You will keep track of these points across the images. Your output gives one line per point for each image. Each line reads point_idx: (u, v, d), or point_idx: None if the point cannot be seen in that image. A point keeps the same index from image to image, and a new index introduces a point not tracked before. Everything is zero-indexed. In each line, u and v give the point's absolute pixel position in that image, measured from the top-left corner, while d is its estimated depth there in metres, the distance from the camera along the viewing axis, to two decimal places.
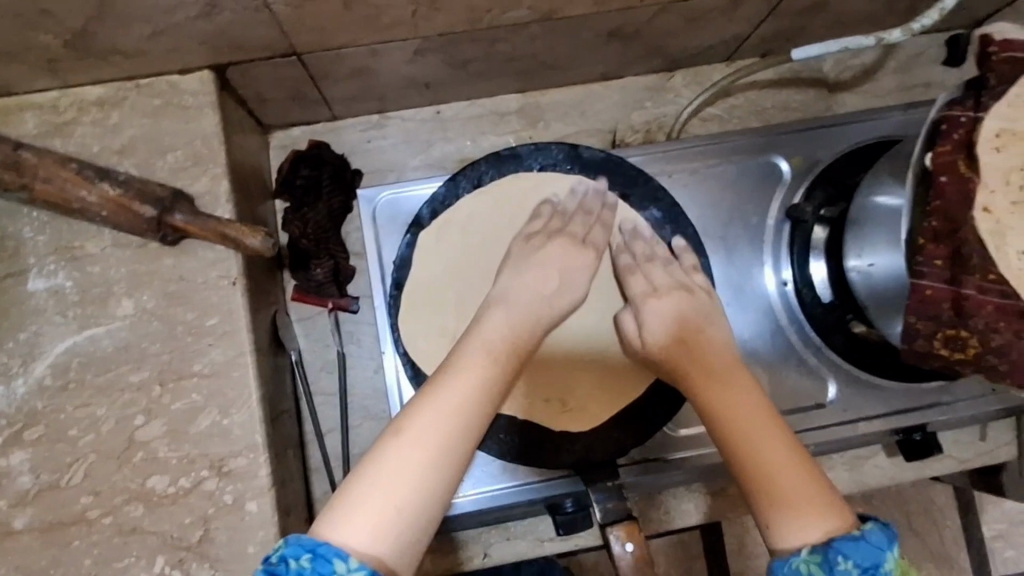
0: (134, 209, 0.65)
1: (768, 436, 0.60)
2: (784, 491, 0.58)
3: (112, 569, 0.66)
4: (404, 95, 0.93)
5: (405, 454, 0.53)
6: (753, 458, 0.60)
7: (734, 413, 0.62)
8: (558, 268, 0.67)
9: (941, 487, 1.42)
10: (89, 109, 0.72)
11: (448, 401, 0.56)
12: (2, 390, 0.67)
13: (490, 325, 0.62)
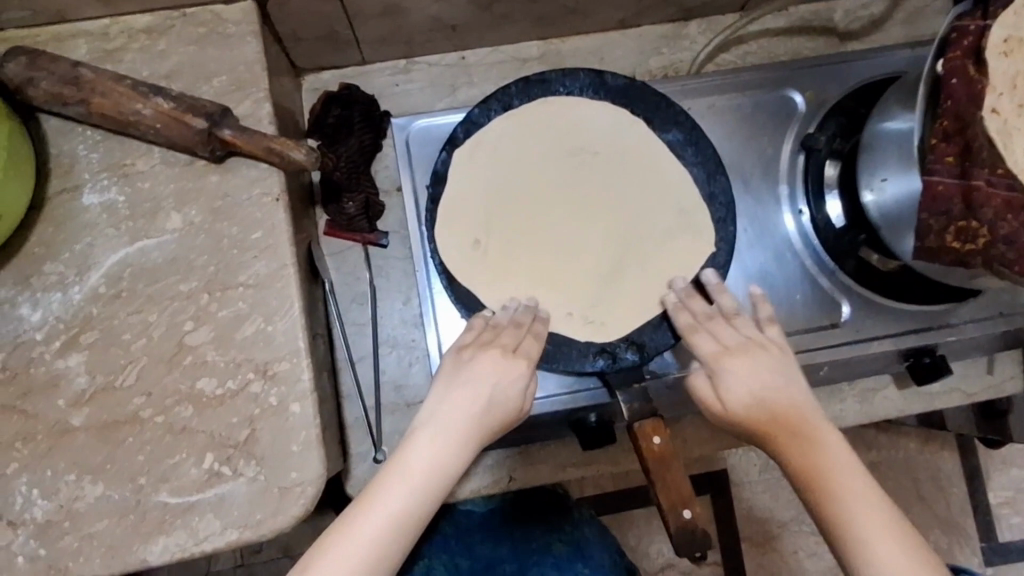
0: (185, 120, 0.69)
1: (849, 479, 0.58)
2: (872, 538, 0.55)
3: (162, 467, 0.69)
4: (431, 39, 0.96)
5: (343, 544, 0.55)
6: (839, 506, 0.57)
7: (809, 460, 0.60)
8: (483, 388, 0.63)
9: (948, 455, 1.45)
10: (137, 37, 0.76)
11: (395, 497, 0.57)
12: (59, 297, 0.71)
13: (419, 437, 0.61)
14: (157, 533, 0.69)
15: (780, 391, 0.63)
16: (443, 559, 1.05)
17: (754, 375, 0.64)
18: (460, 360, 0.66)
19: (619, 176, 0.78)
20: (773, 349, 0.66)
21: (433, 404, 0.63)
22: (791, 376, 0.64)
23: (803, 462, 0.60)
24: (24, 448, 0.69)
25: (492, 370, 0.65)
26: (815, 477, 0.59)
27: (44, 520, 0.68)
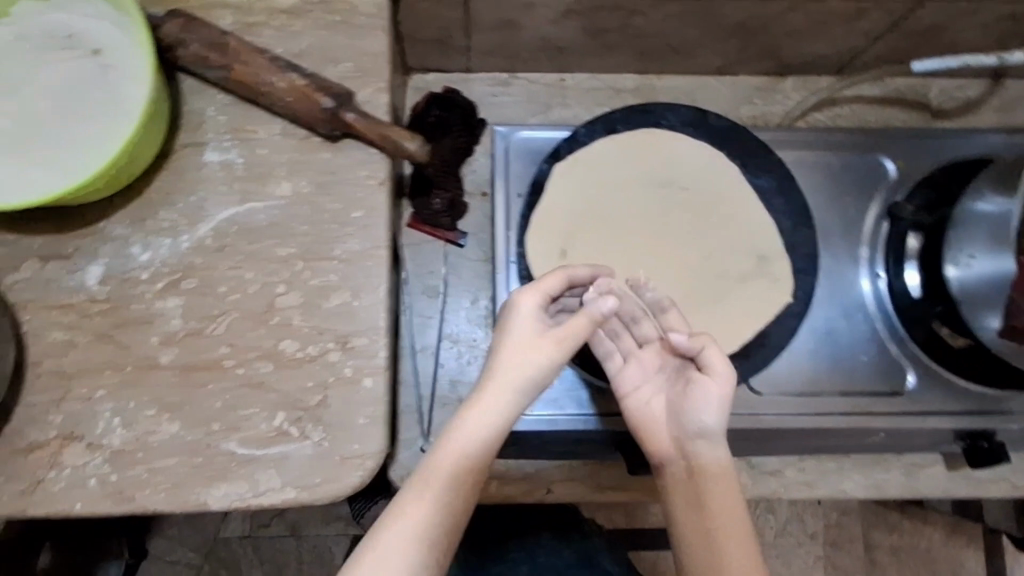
0: (314, 99, 0.73)
1: (730, 503, 0.67)
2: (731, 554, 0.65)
3: (235, 417, 0.73)
4: (536, 58, 0.99)
5: (428, 483, 0.64)
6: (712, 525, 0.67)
7: (708, 480, 0.68)
8: (557, 337, 0.68)
9: (973, 552, 1.41)
10: (276, 16, 0.81)
11: (478, 437, 0.66)
12: (168, 242, 0.76)
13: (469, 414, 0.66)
14: (220, 478, 0.71)
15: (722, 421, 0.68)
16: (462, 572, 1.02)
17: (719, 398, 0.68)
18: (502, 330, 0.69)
19: (707, 213, 0.78)
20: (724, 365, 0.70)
21: (506, 345, 0.68)
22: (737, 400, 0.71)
23: (699, 477, 0.68)
24: (113, 376, 0.73)
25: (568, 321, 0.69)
26: (696, 494, 0.68)
27: (119, 447, 0.72)
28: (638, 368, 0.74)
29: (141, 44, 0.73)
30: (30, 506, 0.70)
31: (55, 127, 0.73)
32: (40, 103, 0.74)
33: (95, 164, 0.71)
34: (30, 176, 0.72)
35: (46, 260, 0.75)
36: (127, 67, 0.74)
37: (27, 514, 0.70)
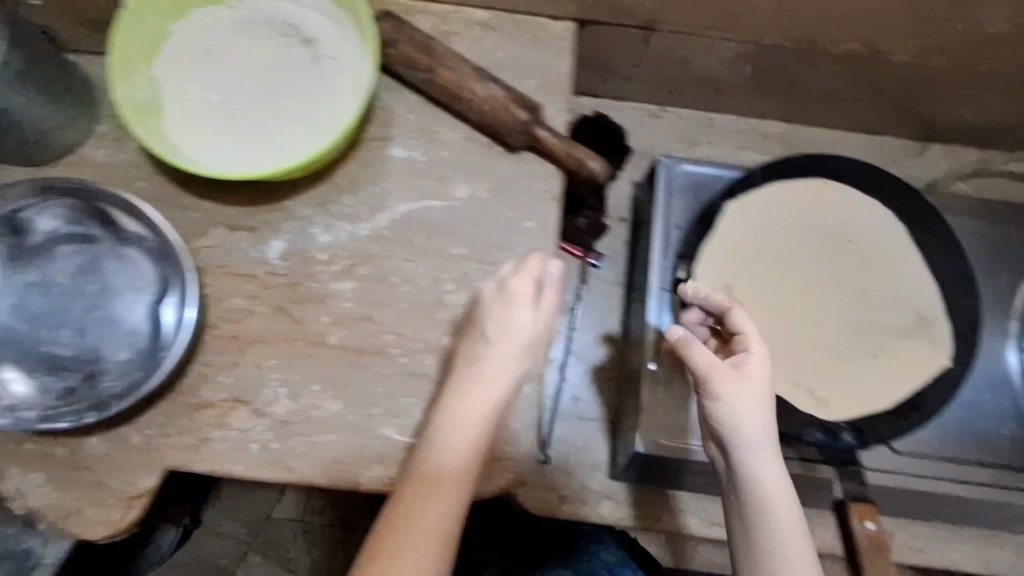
0: (511, 110, 0.75)
1: (783, 507, 0.64)
2: (781, 555, 0.63)
3: (395, 402, 0.75)
4: (691, 95, 1.01)
5: (431, 479, 0.69)
6: (758, 532, 0.64)
7: (761, 487, 0.64)
8: (501, 319, 0.74)
9: None
10: (472, 27, 0.84)
11: (468, 430, 0.71)
12: (348, 228, 0.79)
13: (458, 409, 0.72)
14: (374, 460, 0.74)
15: (751, 420, 0.65)
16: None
17: (737, 392, 0.65)
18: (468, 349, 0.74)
19: (871, 267, 0.79)
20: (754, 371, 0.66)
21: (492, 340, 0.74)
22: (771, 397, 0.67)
23: (748, 488, 0.64)
24: (285, 348, 0.76)
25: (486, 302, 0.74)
26: (747, 504, 0.65)
27: (283, 418, 0.75)
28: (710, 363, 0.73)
29: (364, 42, 0.75)
30: (196, 461, 0.74)
31: (261, 109, 0.75)
32: (250, 82, 0.76)
33: (297, 151, 0.74)
34: (228, 151, 0.74)
35: (234, 230, 0.78)
36: (342, 62, 0.76)
37: (191, 468, 0.74)
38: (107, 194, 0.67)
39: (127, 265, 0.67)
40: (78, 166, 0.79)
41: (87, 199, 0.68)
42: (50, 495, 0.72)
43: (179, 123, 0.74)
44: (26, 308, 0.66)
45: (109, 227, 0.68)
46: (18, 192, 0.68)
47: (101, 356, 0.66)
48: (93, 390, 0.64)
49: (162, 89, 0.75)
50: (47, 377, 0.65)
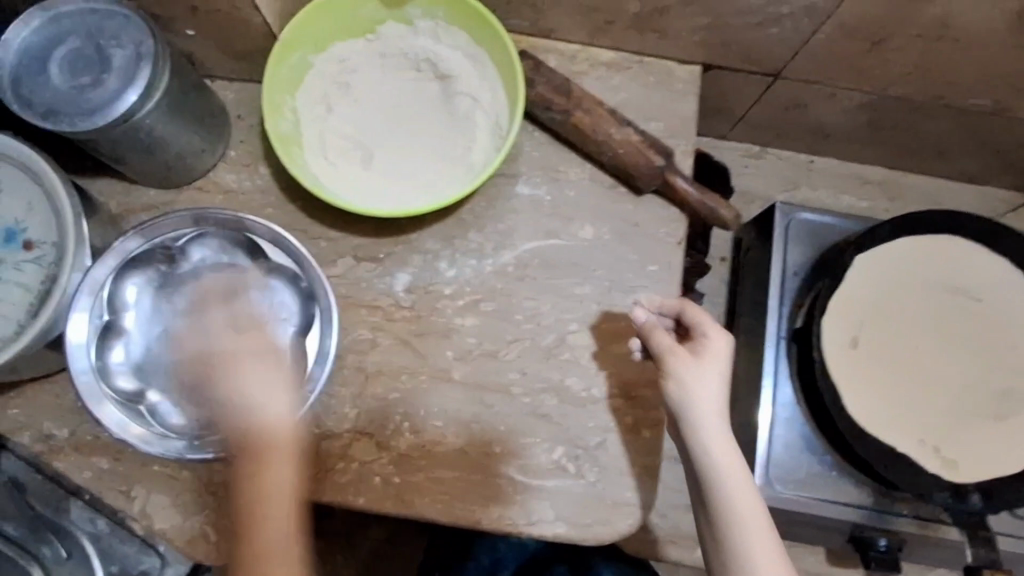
0: (649, 154, 0.76)
1: (746, 505, 0.64)
2: (746, 538, 0.63)
3: (518, 442, 0.75)
4: (798, 138, 1.00)
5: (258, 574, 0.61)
6: (724, 520, 0.64)
7: (723, 487, 0.65)
8: (258, 377, 0.64)
9: None
10: (598, 68, 0.84)
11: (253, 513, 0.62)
12: (473, 264, 0.79)
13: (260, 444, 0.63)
14: (497, 500, 0.74)
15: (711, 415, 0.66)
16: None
17: (700, 386, 0.66)
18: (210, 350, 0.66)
19: (1005, 328, 0.77)
20: (710, 351, 0.67)
21: (228, 386, 0.63)
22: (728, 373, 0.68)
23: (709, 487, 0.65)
24: (408, 381, 0.76)
25: (246, 340, 0.65)
26: (709, 501, 0.65)
27: (405, 452, 0.75)
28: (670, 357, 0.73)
29: (504, 85, 0.76)
30: (318, 491, 0.74)
31: (394, 146, 0.77)
32: (384, 118, 0.78)
33: (429, 190, 0.75)
34: (361, 185, 0.76)
35: (360, 261, 0.79)
36: (479, 103, 0.77)
37: (314, 498, 0.74)
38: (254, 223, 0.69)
39: (266, 295, 0.68)
40: (211, 191, 0.80)
41: (239, 229, 0.69)
42: (176, 518, 0.73)
43: (315, 154, 0.76)
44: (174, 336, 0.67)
45: (252, 255, 0.70)
46: (169, 220, 0.69)
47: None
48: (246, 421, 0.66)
49: (302, 121, 0.77)
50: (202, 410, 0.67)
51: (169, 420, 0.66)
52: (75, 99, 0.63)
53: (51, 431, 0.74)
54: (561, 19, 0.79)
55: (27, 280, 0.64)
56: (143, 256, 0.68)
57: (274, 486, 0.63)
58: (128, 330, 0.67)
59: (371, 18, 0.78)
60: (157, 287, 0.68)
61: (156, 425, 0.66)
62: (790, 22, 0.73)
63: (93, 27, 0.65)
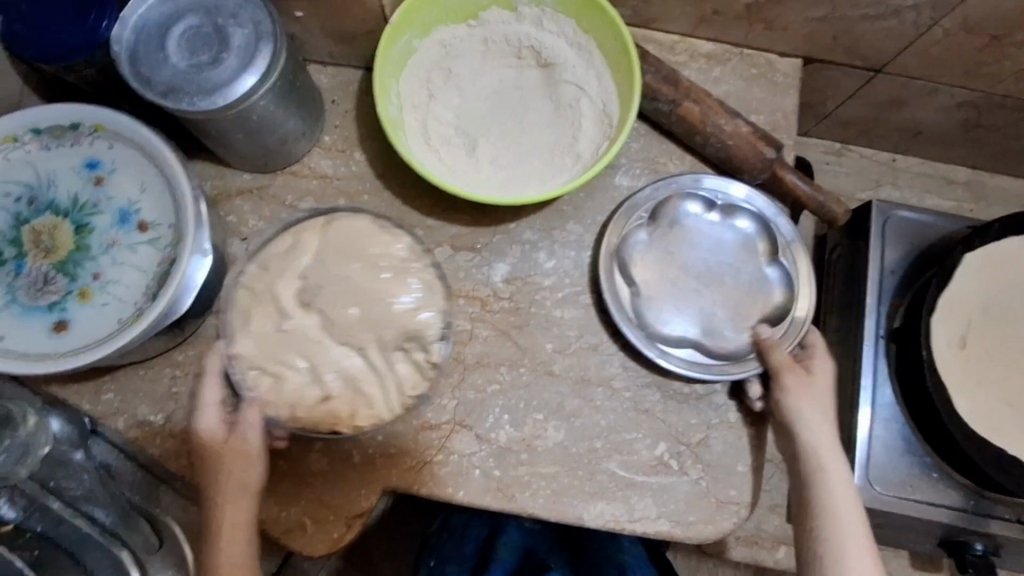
0: (757, 145, 0.75)
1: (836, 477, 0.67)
2: (841, 517, 0.66)
3: (619, 439, 0.73)
4: (886, 136, 1.00)
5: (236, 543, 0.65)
6: (818, 503, 0.67)
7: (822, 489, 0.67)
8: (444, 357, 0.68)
9: None
10: (698, 59, 0.83)
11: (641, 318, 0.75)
12: (572, 255, 0.78)
13: (230, 460, 0.65)
14: (598, 496, 0.72)
15: (821, 426, 0.69)
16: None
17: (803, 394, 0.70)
18: (231, 449, 0.65)
19: None
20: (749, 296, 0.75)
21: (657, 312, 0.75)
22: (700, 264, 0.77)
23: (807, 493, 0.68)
24: (508, 373, 0.75)
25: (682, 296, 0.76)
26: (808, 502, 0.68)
27: (505, 445, 0.73)
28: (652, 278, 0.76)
29: (615, 75, 0.75)
30: (417, 485, 0.72)
31: (498, 134, 0.76)
32: (489, 107, 0.77)
33: (535, 181, 0.74)
34: (465, 173, 0.75)
35: (458, 250, 0.77)
36: (586, 93, 0.76)
37: (413, 491, 0.72)
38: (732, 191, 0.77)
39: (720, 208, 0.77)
40: (306, 176, 0.79)
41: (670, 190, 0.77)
42: (274, 508, 0.71)
43: (419, 142, 0.75)
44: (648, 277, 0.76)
45: (660, 203, 0.77)
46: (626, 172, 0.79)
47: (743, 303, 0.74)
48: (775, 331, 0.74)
49: (406, 107, 0.76)
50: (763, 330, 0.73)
51: (727, 342, 0.74)
52: (195, 78, 0.62)
53: (145, 415, 0.72)
54: (668, 7, 0.78)
55: (141, 261, 0.63)
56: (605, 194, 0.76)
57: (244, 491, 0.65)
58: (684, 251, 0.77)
59: (476, 3, 0.76)
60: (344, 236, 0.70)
61: (713, 345, 0.74)
62: (909, 14, 0.72)
63: (212, 6, 0.64)
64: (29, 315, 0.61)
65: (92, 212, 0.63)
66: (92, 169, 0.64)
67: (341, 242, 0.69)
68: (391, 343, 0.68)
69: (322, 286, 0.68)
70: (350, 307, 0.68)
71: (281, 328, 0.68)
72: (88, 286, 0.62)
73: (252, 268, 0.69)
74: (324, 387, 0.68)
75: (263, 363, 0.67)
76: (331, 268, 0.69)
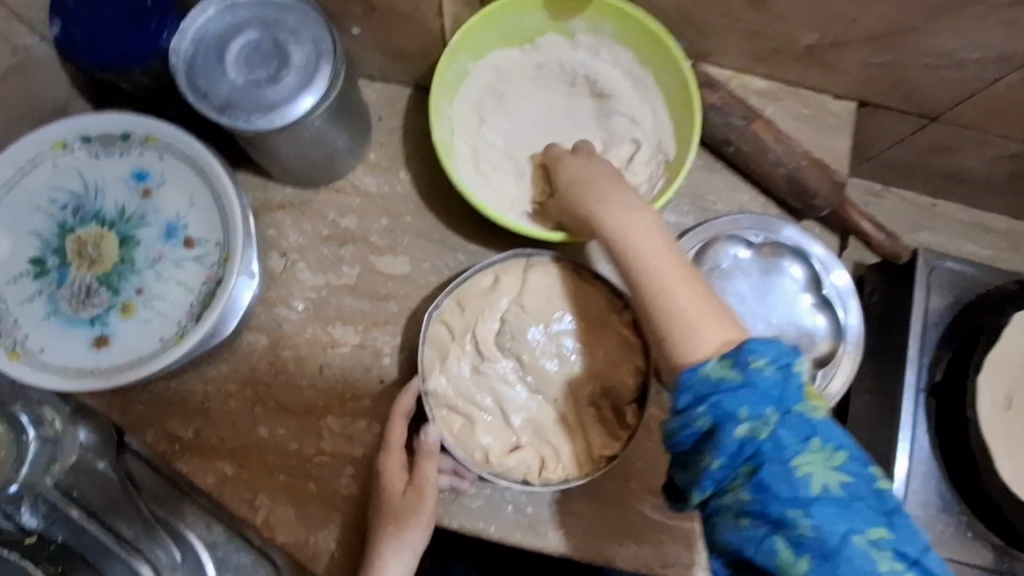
0: (827, 172, 0.74)
1: (654, 250, 0.56)
2: (688, 324, 0.52)
3: (655, 481, 0.72)
4: (929, 180, 0.99)
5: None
6: (660, 300, 0.54)
7: (658, 286, 0.54)
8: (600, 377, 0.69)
9: None
10: (751, 96, 0.81)
11: None
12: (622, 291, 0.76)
13: (413, 499, 0.65)
14: (631, 538, 0.71)
15: (634, 217, 0.58)
16: (807, 437, 0.48)
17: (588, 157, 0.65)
18: (410, 502, 0.65)
19: None
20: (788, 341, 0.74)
21: None
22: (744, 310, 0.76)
23: (636, 288, 0.55)
24: None
25: None
26: (644, 295, 0.55)
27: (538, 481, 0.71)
28: None
29: (671, 110, 0.74)
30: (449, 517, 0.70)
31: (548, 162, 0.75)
32: (539, 134, 0.76)
33: None
34: (513, 202, 0.74)
35: None
36: (640, 127, 0.75)
37: (442, 522, 0.70)
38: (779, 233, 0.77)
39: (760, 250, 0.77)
40: (349, 193, 0.77)
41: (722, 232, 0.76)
42: (301, 532, 0.70)
43: (468, 167, 0.74)
44: None
45: (704, 250, 0.76)
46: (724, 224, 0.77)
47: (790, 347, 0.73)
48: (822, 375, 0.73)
49: (456, 130, 0.74)
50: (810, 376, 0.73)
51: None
52: (253, 95, 0.60)
53: (174, 429, 0.72)
54: (726, 45, 0.76)
55: (187, 278, 0.61)
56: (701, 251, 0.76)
57: (410, 526, 0.65)
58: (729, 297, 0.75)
59: (532, 28, 0.75)
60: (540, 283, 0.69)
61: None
62: (974, 67, 0.71)
63: (271, 20, 0.62)
64: (69, 327, 0.60)
65: (138, 225, 0.62)
66: (140, 180, 0.63)
67: (546, 287, 0.69)
68: (585, 399, 0.68)
69: (525, 331, 0.68)
70: (551, 359, 0.69)
71: (478, 369, 0.68)
72: (131, 301, 0.61)
73: (446, 303, 0.69)
74: (515, 434, 0.68)
75: (456, 403, 0.67)
76: (531, 313, 0.68)
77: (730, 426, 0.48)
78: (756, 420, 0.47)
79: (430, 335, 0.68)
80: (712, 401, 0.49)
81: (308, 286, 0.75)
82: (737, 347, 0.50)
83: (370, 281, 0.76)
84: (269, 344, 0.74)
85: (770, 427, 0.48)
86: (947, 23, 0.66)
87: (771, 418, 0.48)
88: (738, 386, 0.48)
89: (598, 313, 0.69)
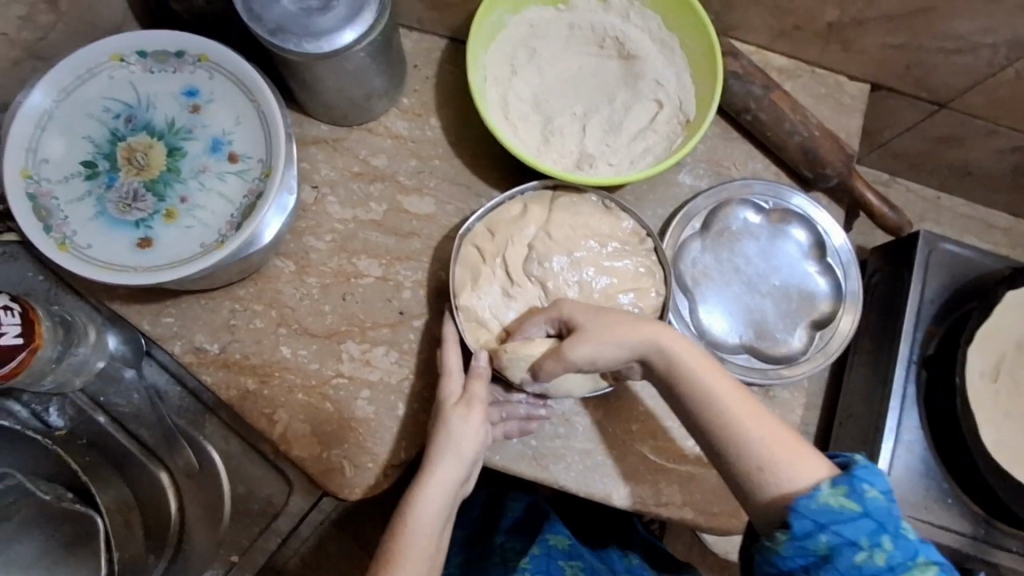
0: (838, 143, 0.78)
1: (707, 385, 0.62)
2: (769, 443, 0.60)
3: (657, 425, 0.75)
4: (935, 172, 1.03)
5: (444, 480, 0.65)
6: (749, 440, 0.60)
7: (740, 428, 0.61)
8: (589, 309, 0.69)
9: None
10: (771, 72, 0.85)
11: (690, 316, 0.78)
12: None
13: (465, 410, 0.67)
14: (629, 477, 0.74)
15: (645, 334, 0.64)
16: (914, 552, 0.56)
17: (588, 309, 0.66)
18: (458, 414, 0.67)
19: None
20: (784, 300, 0.80)
21: (699, 312, 0.79)
22: (749, 268, 0.81)
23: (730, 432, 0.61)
24: None
25: (721, 299, 0.80)
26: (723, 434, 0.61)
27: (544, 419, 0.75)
28: (705, 284, 0.80)
29: (696, 75, 0.77)
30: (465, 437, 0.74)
31: (575, 114, 0.78)
32: (567, 92, 0.79)
33: (604, 165, 0.76)
34: (537, 153, 0.77)
35: None
36: (664, 88, 0.78)
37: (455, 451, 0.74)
38: (790, 199, 0.81)
39: (767, 213, 0.81)
40: (381, 134, 0.81)
41: (737, 193, 0.80)
42: (316, 448, 0.73)
43: (498, 114, 0.77)
44: (692, 279, 0.80)
45: (715, 211, 0.80)
46: (740, 184, 0.80)
47: (785, 310, 0.79)
48: (821, 337, 0.79)
49: (488, 79, 0.78)
50: (798, 333, 0.79)
51: (775, 347, 0.78)
52: (303, 22, 0.64)
53: (202, 343, 0.74)
54: (752, 19, 0.79)
55: (230, 191, 0.65)
56: (713, 209, 0.80)
57: (465, 433, 0.66)
58: (733, 255, 0.81)
59: None
60: (565, 214, 0.74)
61: (760, 347, 0.78)
62: (986, 52, 0.75)
63: None
64: (115, 227, 0.63)
65: (186, 138, 0.66)
66: (190, 97, 0.66)
67: (568, 219, 0.74)
68: None
69: (550, 258, 0.73)
70: (571, 285, 0.73)
71: (493, 301, 0.72)
72: (175, 208, 0.64)
73: (478, 227, 0.74)
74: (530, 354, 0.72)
75: (476, 312, 0.72)
76: (557, 241, 0.73)
77: (850, 552, 0.55)
78: (874, 546, 0.55)
79: (462, 255, 0.73)
80: (833, 530, 0.55)
81: (337, 218, 0.79)
82: (848, 474, 0.57)
83: (396, 219, 0.79)
84: (295, 270, 0.77)
85: (885, 552, 0.55)
86: (962, 6, 0.69)
87: (886, 545, 0.55)
88: (858, 515, 0.56)
89: (622, 241, 0.74)
